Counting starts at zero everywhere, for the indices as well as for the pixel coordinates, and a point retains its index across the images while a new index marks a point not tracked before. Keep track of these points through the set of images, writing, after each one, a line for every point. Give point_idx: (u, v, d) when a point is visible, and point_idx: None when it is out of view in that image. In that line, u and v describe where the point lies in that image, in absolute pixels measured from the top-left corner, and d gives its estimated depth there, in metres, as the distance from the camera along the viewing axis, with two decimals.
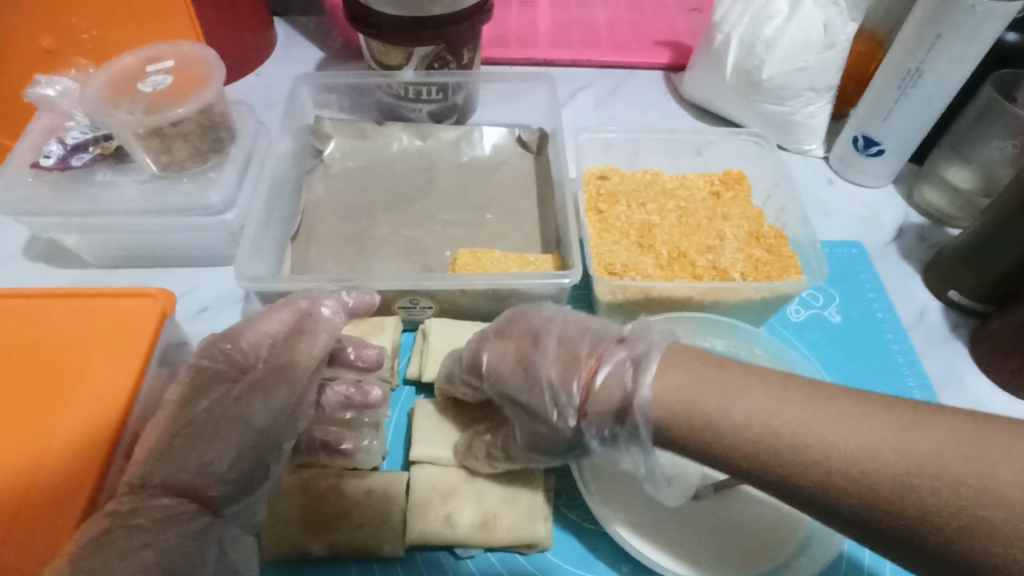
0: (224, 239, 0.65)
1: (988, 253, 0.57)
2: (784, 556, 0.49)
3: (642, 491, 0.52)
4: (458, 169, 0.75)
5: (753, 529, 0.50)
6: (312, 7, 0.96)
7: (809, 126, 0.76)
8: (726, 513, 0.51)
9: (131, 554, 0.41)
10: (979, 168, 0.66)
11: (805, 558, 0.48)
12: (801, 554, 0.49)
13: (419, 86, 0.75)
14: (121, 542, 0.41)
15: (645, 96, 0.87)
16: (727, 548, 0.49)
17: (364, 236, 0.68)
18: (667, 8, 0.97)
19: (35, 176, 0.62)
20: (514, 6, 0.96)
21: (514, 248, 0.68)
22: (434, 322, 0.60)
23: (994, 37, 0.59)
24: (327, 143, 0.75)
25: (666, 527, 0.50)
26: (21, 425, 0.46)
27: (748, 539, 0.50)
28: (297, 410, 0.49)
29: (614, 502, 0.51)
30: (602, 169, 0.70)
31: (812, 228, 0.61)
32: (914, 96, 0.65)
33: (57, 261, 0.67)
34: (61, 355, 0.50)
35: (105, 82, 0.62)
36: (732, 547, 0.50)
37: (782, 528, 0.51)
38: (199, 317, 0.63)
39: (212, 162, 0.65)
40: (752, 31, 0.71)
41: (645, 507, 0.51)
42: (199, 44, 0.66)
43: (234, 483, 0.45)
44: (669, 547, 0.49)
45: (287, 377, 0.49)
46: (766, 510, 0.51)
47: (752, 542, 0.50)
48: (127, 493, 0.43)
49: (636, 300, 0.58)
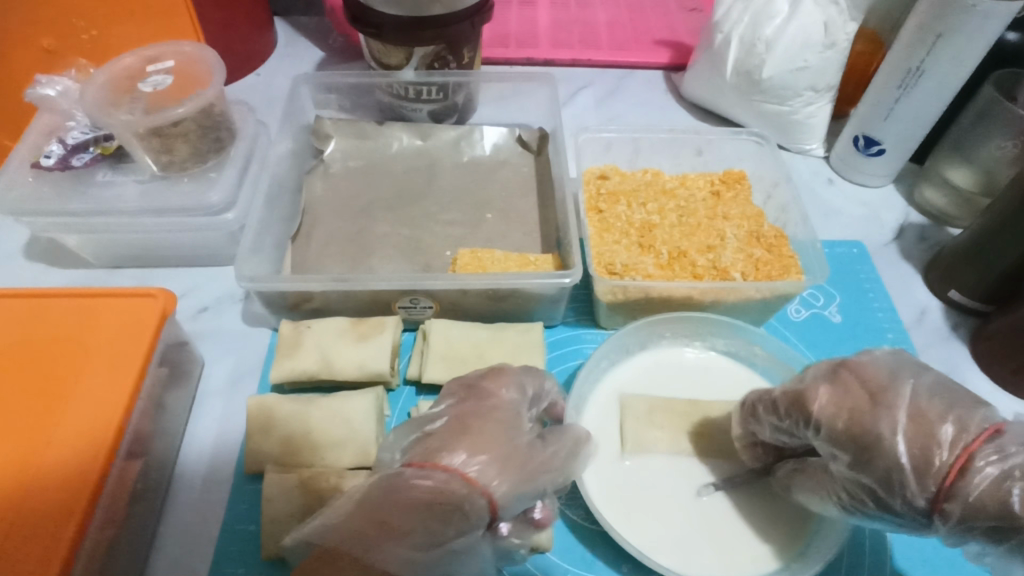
0: (224, 238, 0.65)
1: (989, 251, 0.57)
2: (779, 563, 0.49)
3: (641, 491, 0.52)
4: (458, 168, 0.75)
5: (749, 533, 0.50)
6: (312, 7, 0.96)
7: (809, 125, 0.76)
8: (724, 515, 0.51)
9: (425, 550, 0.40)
10: (980, 168, 0.66)
11: (803, 562, 0.48)
12: (799, 558, 0.49)
13: (419, 86, 0.75)
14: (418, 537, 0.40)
15: (646, 95, 0.87)
16: (722, 550, 0.49)
17: (363, 235, 0.68)
18: (667, 8, 0.97)
19: (35, 176, 0.62)
20: (514, 6, 0.96)
21: (514, 248, 0.68)
22: (434, 322, 0.60)
23: (995, 36, 0.59)
24: (328, 143, 0.75)
25: (665, 528, 0.50)
26: (22, 426, 0.46)
27: (744, 544, 0.50)
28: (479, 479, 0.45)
29: (612, 502, 0.51)
30: (602, 169, 0.70)
31: (812, 227, 0.61)
32: (914, 96, 0.65)
33: (57, 262, 0.67)
34: (63, 356, 0.50)
35: (106, 82, 0.62)
36: (729, 551, 0.50)
37: (780, 533, 0.51)
38: (200, 316, 0.64)
39: (212, 162, 0.65)
40: (752, 30, 0.71)
41: (644, 508, 0.51)
42: (200, 44, 0.66)
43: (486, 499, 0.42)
44: (667, 547, 0.49)
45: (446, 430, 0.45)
46: (765, 512, 0.51)
47: (750, 545, 0.50)
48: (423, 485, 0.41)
49: (635, 301, 0.59)
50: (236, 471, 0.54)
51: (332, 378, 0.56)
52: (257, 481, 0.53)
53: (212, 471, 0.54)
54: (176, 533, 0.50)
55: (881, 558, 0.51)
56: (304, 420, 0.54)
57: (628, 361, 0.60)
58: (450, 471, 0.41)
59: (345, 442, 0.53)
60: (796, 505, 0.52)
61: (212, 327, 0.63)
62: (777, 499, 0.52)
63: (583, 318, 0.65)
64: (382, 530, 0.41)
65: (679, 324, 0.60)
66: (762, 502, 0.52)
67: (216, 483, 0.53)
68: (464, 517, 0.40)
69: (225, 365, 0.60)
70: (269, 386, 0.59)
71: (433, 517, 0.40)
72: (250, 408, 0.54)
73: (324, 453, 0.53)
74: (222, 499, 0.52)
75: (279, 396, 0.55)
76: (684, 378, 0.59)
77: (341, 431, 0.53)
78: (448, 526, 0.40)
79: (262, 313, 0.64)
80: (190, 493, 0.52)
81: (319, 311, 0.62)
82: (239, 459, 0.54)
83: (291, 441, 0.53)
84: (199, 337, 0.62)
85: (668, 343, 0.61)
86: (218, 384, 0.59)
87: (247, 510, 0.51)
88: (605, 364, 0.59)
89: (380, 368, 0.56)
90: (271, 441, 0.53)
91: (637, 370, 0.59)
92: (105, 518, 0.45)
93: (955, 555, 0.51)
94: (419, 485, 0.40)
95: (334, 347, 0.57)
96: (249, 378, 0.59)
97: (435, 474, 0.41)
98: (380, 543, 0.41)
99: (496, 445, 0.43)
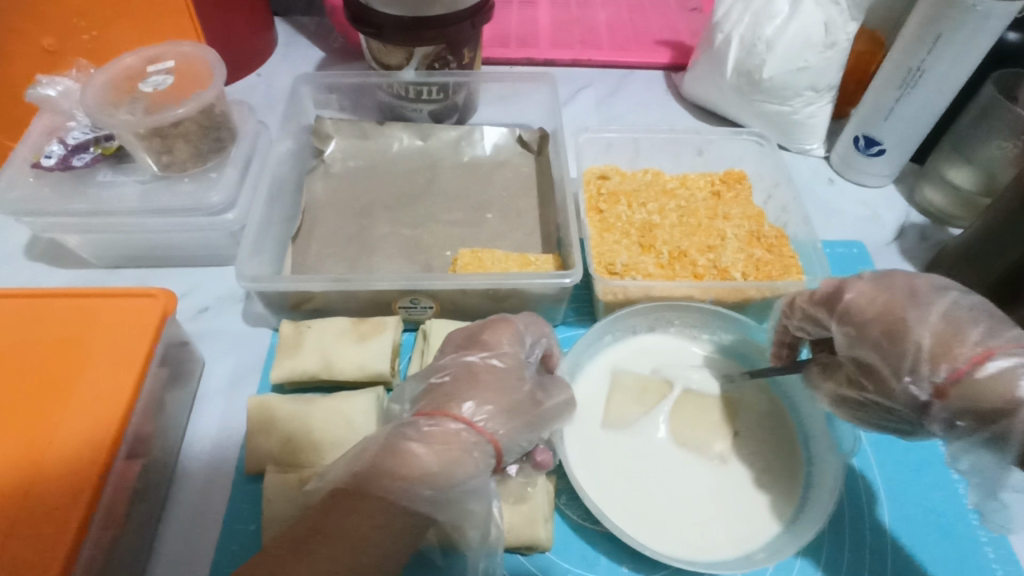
0: (225, 238, 0.65)
1: (991, 251, 0.57)
2: (745, 552, 0.49)
3: (619, 465, 0.52)
4: (459, 168, 0.75)
5: (718, 519, 0.50)
6: (312, 7, 0.96)
7: (810, 125, 0.76)
8: (696, 498, 0.51)
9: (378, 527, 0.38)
10: (980, 168, 0.66)
11: (766, 551, 0.48)
12: (764, 548, 0.49)
13: (419, 86, 0.75)
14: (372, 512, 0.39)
15: (646, 95, 0.87)
16: (687, 532, 0.49)
17: (364, 236, 0.68)
18: (667, 9, 0.97)
19: (36, 176, 0.62)
20: (514, 6, 0.96)
21: (514, 248, 0.68)
22: (434, 323, 0.60)
23: (995, 36, 0.58)
24: (328, 143, 0.75)
25: (634, 503, 0.50)
26: (22, 426, 0.46)
27: (714, 532, 0.49)
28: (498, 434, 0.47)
29: (590, 472, 0.52)
30: (602, 169, 0.70)
31: (813, 227, 0.61)
32: (914, 96, 0.65)
33: (58, 262, 0.67)
34: (63, 356, 0.50)
35: (107, 82, 0.62)
36: (695, 533, 0.49)
37: (750, 522, 0.50)
38: (201, 317, 0.64)
39: (213, 162, 0.65)
40: (753, 30, 0.71)
41: (618, 481, 0.51)
42: (200, 44, 0.66)
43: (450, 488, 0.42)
44: (633, 520, 0.49)
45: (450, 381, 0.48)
46: (740, 502, 0.51)
47: (717, 531, 0.50)
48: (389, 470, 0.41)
49: (634, 301, 0.59)
50: (237, 471, 0.54)
51: (333, 378, 0.56)
52: (257, 481, 0.53)
53: (212, 471, 0.54)
54: (176, 533, 0.50)
55: (882, 557, 0.51)
56: (305, 420, 0.54)
57: (631, 341, 0.60)
58: (457, 419, 0.44)
59: (345, 442, 0.53)
60: (774, 499, 0.51)
61: (212, 327, 0.63)
62: (757, 493, 0.52)
63: (583, 317, 0.65)
64: (402, 468, 0.41)
65: (687, 313, 0.59)
66: (739, 492, 0.51)
67: (217, 483, 0.53)
68: (471, 461, 0.43)
69: (226, 365, 0.60)
70: (269, 386, 0.59)
71: (447, 461, 0.42)
72: (250, 407, 0.54)
73: (325, 452, 0.53)
74: (222, 499, 0.52)
75: (280, 397, 0.55)
76: (677, 364, 0.59)
77: (342, 431, 0.53)
78: (457, 469, 0.42)
79: (263, 314, 0.64)
80: (191, 493, 0.52)
81: (319, 311, 0.62)
82: (239, 459, 0.54)
83: (291, 441, 0.53)
84: (199, 338, 0.62)
85: (674, 329, 0.61)
86: (219, 384, 0.59)
87: (248, 510, 0.51)
88: (607, 339, 0.59)
89: (380, 368, 0.56)
90: (271, 441, 0.53)
91: (631, 353, 0.59)
92: (106, 518, 0.45)
93: (956, 555, 0.51)
94: (433, 432, 0.43)
95: (334, 347, 0.57)
96: (250, 378, 0.59)
97: (445, 422, 0.44)
98: (398, 478, 0.40)
99: (495, 395, 0.46)
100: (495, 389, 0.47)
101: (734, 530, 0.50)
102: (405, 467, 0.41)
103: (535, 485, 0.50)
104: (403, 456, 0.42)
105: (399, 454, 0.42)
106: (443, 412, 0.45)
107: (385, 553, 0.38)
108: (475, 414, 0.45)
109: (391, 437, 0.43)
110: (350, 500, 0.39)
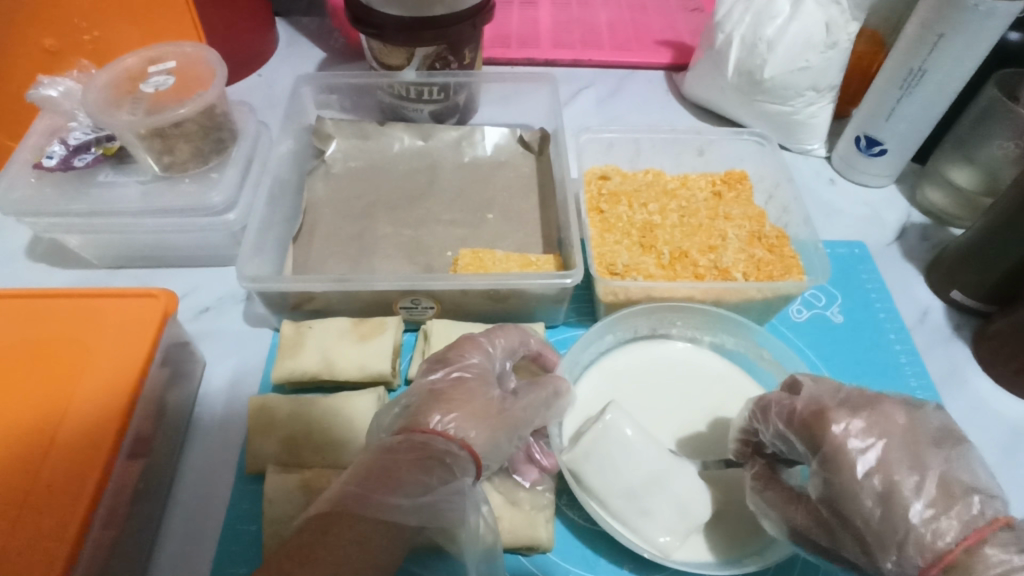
0: (227, 239, 0.65)
1: (990, 252, 0.57)
2: (739, 554, 0.49)
3: None
4: (459, 168, 0.75)
5: (714, 522, 0.50)
6: (314, 8, 0.97)
7: (811, 125, 0.76)
8: None
9: (352, 545, 0.36)
10: (981, 168, 0.66)
11: (760, 556, 0.48)
12: (759, 552, 0.49)
13: (420, 86, 0.75)
14: (346, 531, 0.37)
15: (647, 96, 0.87)
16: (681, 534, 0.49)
17: (365, 236, 0.68)
18: (668, 9, 0.97)
19: (38, 176, 0.62)
20: (515, 6, 0.96)
21: (515, 248, 0.68)
22: (434, 322, 0.60)
23: (997, 35, 0.58)
24: (329, 144, 0.75)
25: None
26: (21, 426, 0.46)
27: (709, 535, 0.50)
28: (496, 442, 0.47)
29: None
30: (603, 169, 0.70)
31: (814, 227, 0.61)
32: (916, 96, 0.64)
33: (60, 262, 0.67)
34: (65, 356, 0.50)
35: (108, 82, 0.62)
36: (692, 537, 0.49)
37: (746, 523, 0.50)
38: (202, 316, 0.64)
39: (215, 162, 0.65)
40: (754, 30, 0.70)
41: None
42: (202, 45, 0.66)
43: (427, 503, 0.40)
44: None
45: (455, 388, 0.48)
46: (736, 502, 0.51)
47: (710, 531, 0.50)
48: (367, 483, 0.40)
49: (635, 301, 0.59)
50: (238, 470, 0.54)
51: (333, 378, 0.56)
52: (258, 481, 0.53)
53: (213, 471, 0.54)
54: (178, 534, 0.50)
55: None
56: (304, 420, 0.54)
57: (632, 343, 0.60)
58: (433, 432, 0.44)
59: (345, 442, 0.53)
60: None
61: (213, 327, 0.63)
62: None
63: (584, 317, 0.65)
64: (383, 482, 0.40)
65: (689, 315, 0.59)
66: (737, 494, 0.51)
67: (217, 484, 0.53)
68: (447, 469, 0.43)
69: (227, 365, 0.60)
70: (271, 386, 0.59)
71: (425, 467, 0.42)
72: (251, 408, 0.54)
73: (325, 453, 0.53)
74: (223, 500, 0.52)
75: (280, 396, 0.55)
76: (677, 367, 0.59)
77: (343, 431, 0.53)
78: (434, 477, 0.42)
79: (264, 314, 0.64)
80: (192, 493, 0.52)
81: (320, 311, 0.62)
82: (240, 458, 0.54)
83: (293, 441, 0.53)
84: (200, 337, 0.62)
85: (676, 332, 0.61)
86: (220, 384, 0.59)
87: (248, 510, 0.51)
88: (608, 340, 0.59)
89: (381, 368, 0.56)
90: (271, 441, 0.53)
91: (629, 355, 0.59)
92: (106, 518, 0.45)
93: None
94: (407, 445, 0.43)
95: (335, 347, 0.57)
96: (251, 379, 0.60)
97: (419, 435, 0.44)
98: (378, 493, 0.39)
99: (472, 401, 0.47)
100: (473, 396, 0.48)
101: (727, 535, 0.50)
102: (391, 474, 0.41)
103: (544, 489, 0.51)
104: (382, 472, 0.41)
105: (378, 471, 0.41)
106: (419, 428, 0.45)
107: (372, 564, 0.36)
108: (453, 423, 0.46)
109: (375, 451, 0.43)
110: (330, 518, 0.38)
